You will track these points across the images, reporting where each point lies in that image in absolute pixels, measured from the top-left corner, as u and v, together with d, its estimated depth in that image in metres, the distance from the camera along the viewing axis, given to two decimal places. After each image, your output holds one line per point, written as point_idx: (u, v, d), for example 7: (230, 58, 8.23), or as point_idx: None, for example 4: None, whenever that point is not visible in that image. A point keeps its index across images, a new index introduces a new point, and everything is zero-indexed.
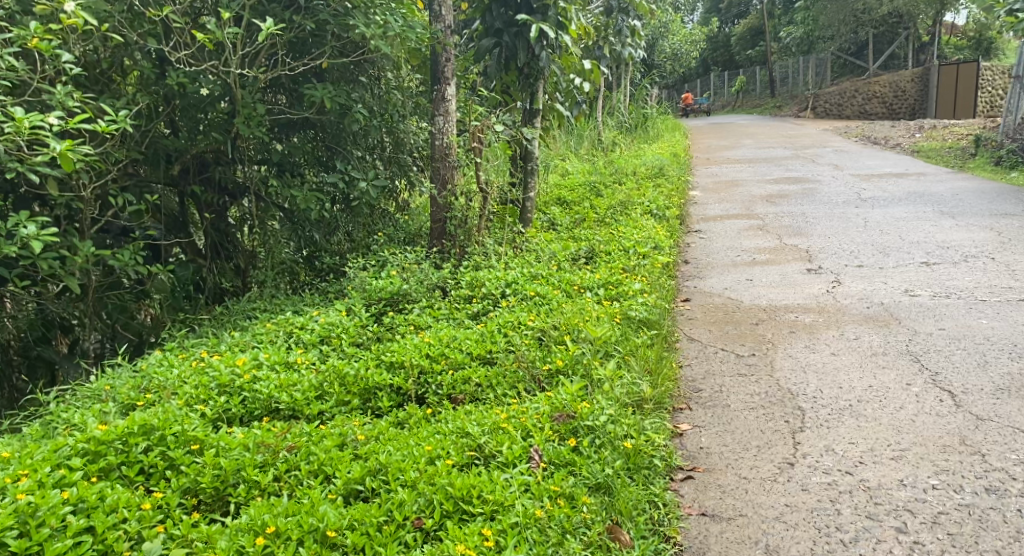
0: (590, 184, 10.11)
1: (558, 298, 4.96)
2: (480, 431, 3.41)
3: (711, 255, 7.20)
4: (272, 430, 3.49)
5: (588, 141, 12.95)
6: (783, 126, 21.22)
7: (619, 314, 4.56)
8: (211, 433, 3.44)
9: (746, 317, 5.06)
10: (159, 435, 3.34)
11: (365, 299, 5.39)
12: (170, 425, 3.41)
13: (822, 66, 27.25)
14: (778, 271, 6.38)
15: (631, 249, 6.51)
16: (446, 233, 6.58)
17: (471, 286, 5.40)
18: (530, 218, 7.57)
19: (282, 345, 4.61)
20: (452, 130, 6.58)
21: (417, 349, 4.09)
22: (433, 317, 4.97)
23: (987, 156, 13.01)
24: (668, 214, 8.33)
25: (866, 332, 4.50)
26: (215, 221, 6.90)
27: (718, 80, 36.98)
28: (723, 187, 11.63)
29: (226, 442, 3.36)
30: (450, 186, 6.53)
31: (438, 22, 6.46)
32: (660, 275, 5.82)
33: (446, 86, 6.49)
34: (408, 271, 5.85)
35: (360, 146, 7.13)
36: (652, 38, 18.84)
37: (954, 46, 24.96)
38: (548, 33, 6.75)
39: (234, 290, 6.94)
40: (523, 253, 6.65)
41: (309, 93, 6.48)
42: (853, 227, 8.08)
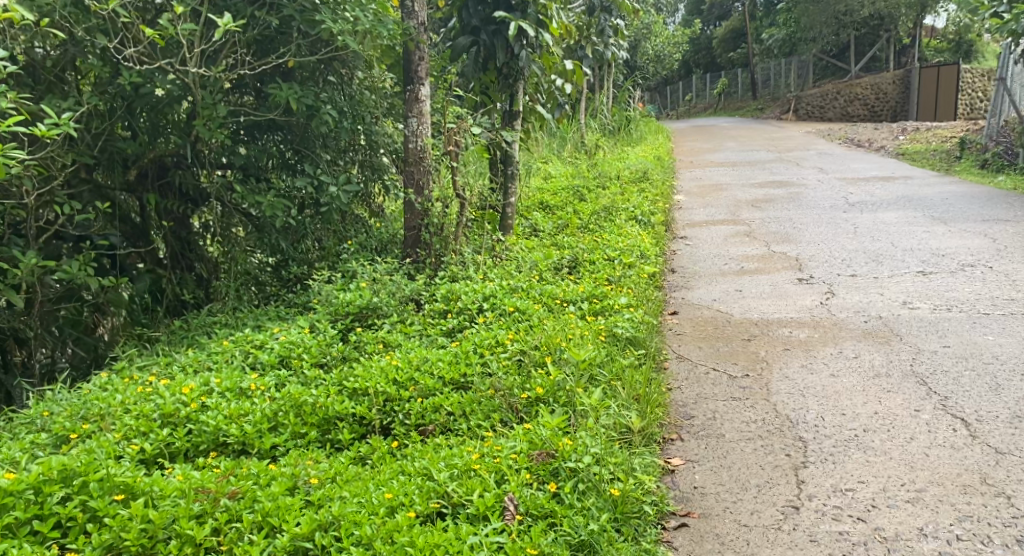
0: (573, 187, 9.82)
1: (538, 311, 4.66)
2: (448, 476, 3.10)
3: (698, 263, 6.91)
4: (216, 471, 3.16)
5: (569, 144, 12.66)
6: (767, 128, 21.03)
7: (604, 331, 4.26)
8: (143, 476, 3.10)
9: (737, 332, 4.77)
10: (80, 483, 2.98)
11: (331, 313, 5.07)
12: (93, 470, 3.05)
13: (804, 68, 27.11)
14: (768, 281, 6.10)
15: (616, 259, 6.21)
16: (421, 242, 6.22)
17: (445, 298, 5.09)
18: (510, 225, 7.25)
19: (240, 366, 4.29)
20: (427, 133, 6.23)
21: (383, 373, 3.78)
22: (405, 334, 4.65)
23: (973, 159, 12.82)
24: (653, 220, 8.04)
25: (866, 349, 4.21)
26: (176, 228, 6.58)
27: (700, 82, 36.81)
28: (709, 191, 11.37)
29: (159, 488, 3.01)
30: (425, 192, 6.20)
31: (410, 19, 6.12)
32: (645, 287, 5.53)
33: (419, 86, 6.17)
34: (380, 282, 5.50)
35: (331, 149, 6.79)
36: (635, 39, 18.59)
37: (935, 48, 24.89)
38: (528, 30, 6.43)
39: (197, 302, 6.59)
40: (502, 262, 6.33)
41: (275, 94, 6.14)
42: (844, 233, 7.81)
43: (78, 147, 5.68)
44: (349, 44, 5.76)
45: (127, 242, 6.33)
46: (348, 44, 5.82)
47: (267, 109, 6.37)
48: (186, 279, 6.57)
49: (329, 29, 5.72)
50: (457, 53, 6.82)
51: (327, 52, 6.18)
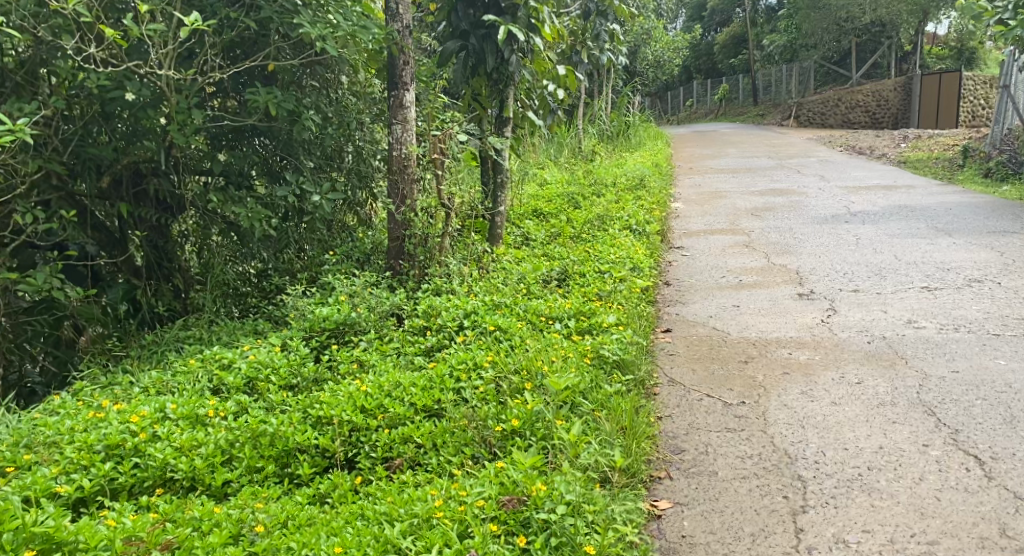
0: (568, 194, 9.57)
1: (521, 329, 4.41)
2: (406, 527, 2.87)
3: (693, 275, 6.66)
4: (154, 516, 2.95)
5: (566, 149, 12.41)
6: (767, 134, 20.79)
7: (590, 354, 4.01)
8: (68, 524, 2.87)
9: (733, 353, 4.50)
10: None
11: (305, 328, 4.80)
12: (10, 520, 2.82)
13: (805, 74, 26.85)
14: (767, 296, 5.84)
15: (607, 272, 5.96)
16: (404, 253, 5.97)
17: (425, 312, 4.83)
18: (499, 234, 6.99)
19: (203, 387, 4.04)
20: (412, 140, 5.98)
21: (349, 400, 3.56)
22: (381, 352, 4.40)
23: (976, 168, 12.56)
24: (648, 230, 7.79)
25: (870, 374, 3.96)
26: (152, 237, 6.23)
27: (701, 88, 36.57)
28: (707, 199, 11.13)
29: (83, 539, 2.80)
30: (409, 202, 5.94)
31: (395, 22, 5.88)
32: (637, 303, 5.28)
33: (403, 91, 5.91)
34: (359, 296, 5.24)
35: (313, 155, 6.53)
36: (635, 43, 18.37)
37: (936, 55, 24.65)
38: (518, 34, 6.17)
39: (173, 315, 6.30)
40: (489, 274, 6.09)
41: (253, 99, 5.89)
42: (845, 244, 7.55)
43: (45, 153, 5.48)
44: (329, 48, 5.52)
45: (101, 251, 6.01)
46: (329, 48, 5.58)
47: (246, 115, 6.12)
48: (162, 290, 6.25)
49: (308, 31, 5.47)
50: (444, 57, 6.55)
51: (307, 55, 5.96)
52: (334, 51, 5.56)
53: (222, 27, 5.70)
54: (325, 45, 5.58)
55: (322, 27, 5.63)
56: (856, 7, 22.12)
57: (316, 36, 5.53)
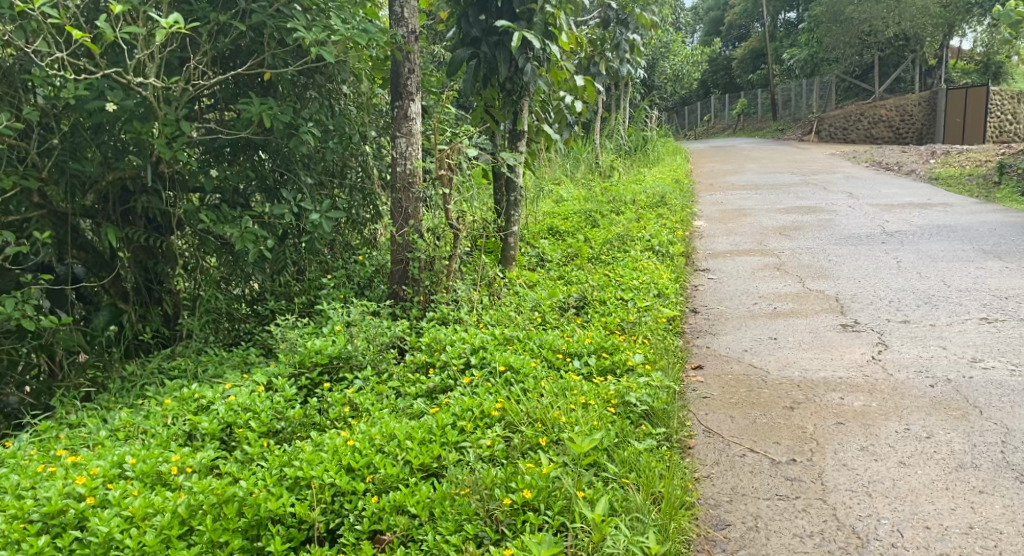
0: (586, 211, 9.07)
1: (537, 368, 3.92)
2: None
3: (722, 301, 6.15)
4: None
5: (583, 165, 11.95)
6: (788, 150, 20.23)
7: (613, 406, 3.55)
8: None
9: (775, 397, 3.98)
10: None
11: (295, 361, 4.29)
12: None
13: (826, 89, 26.25)
14: (806, 327, 5.31)
15: (629, 301, 5.47)
16: (408, 277, 5.48)
17: (428, 347, 4.33)
18: (512, 256, 6.52)
19: (173, 433, 3.55)
20: (418, 154, 5.50)
21: (333, 457, 3.14)
22: (377, 392, 3.91)
23: (1013, 186, 11.94)
24: (671, 251, 7.29)
25: (940, 426, 3.50)
26: (141, 257, 5.77)
27: (718, 103, 36.00)
28: (732, 217, 10.64)
29: None
30: (413, 221, 5.46)
31: (399, 26, 5.39)
32: (663, 336, 4.79)
33: (408, 102, 5.44)
34: (356, 325, 4.76)
35: (313, 171, 6.08)
36: (652, 57, 17.91)
37: (962, 70, 24.05)
38: (532, 42, 5.69)
39: (161, 341, 5.83)
40: (499, 301, 5.61)
41: (245, 109, 5.43)
42: (885, 268, 7.03)
43: (23, 168, 5.07)
44: (325, 54, 5.04)
45: (88, 273, 5.58)
46: (324, 53, 5.11)
47: (239, 126, 5.65)
48: (151, 314, 5.79)
49: (303, 35, 5.00)
50: (453, 64, 6.12)
51: (305, 61, 5.50)
52: (331, 57, 5.08)
53: (212, 31, 5.26)
54: (320, 50, 5.11)
55: (319, 31, 5.16)
56: (879, 21, 21.53)
57: (312, 40, 5.06)
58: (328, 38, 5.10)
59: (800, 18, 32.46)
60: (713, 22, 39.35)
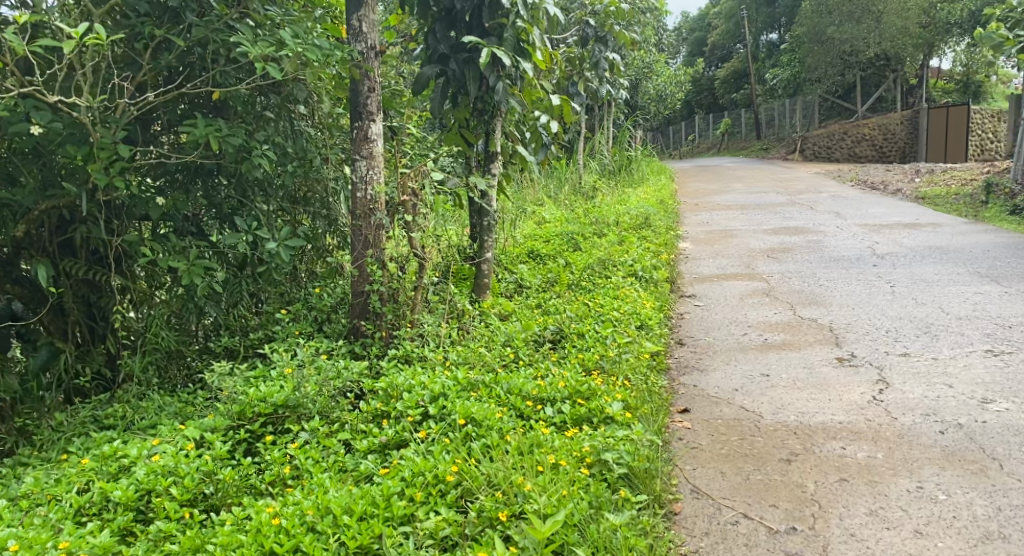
0: (567, 234, 8.67)
1: (503, 419, 3.53)
2: None
3: (709, 332, 5.74)
4: None
5: (566, 186, 11.55)
6: (773, 169, 19.92)
7: (586, 468, 3.19)
8: None
9: (771, 447, 3.57)
10: None
11: (232, 411, 3.84)
12: None
13: (809, 108, 26.04)
14: (800, 361, 4.91)
15: (610, 333, 5.05)
16: (369, 312, 5.02)
17: (384, 392, 3.92)
18: (486, 284, 6.10)
19: (81, 504, 3.14)
20: (380, 179, 5.07)
21: (252, 543, 2.81)
22: (323, 448, 3.52)
23: (1000, 205, 11.63)
24: (656, 276, 6.88)
25: (957, 485, 3.16)
26: (83, 290, 5.27)
27: (702, 123, 35.82)
28: (717, 238, 10.29)
29: None
30: (377, 251, 5.03)
31: (357, 41, 4.99)
32: (647, 375, 4.37)
33: (369, 122, 5.02)
34: (308, 367, 4.34)
35: (270, 197, 5.66)
36: (635, 76, 17.62)
37: (943, 89, 23.93)
38: (503, 57, 5.32)
39: (99, 384, 5.33)
40: (469, 336, 5.18)
41: (189, 132, 5.00)
42: (880, 293, 6.67)
43: None
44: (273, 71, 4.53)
45: (24, 309, 5.06)
46: (272, 70, 4.62)
47: (186, 149, 5.23)
48: (93, 353, 5.31)
49: (247, 51, 4.58)
50: (421, 83, 5.69)
51: (256, 79, 5.09)
52: (279, 74, 4.58)
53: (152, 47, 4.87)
54: (268, 68, 4.61)
55: (266, 46, 4.71)
56: (859, 41, 21.31)
57: (258, 56, 4.60)
58: (275, 53, 4.64)
59: (781, 38, 32.34)
60: (696, 42, 39.28)
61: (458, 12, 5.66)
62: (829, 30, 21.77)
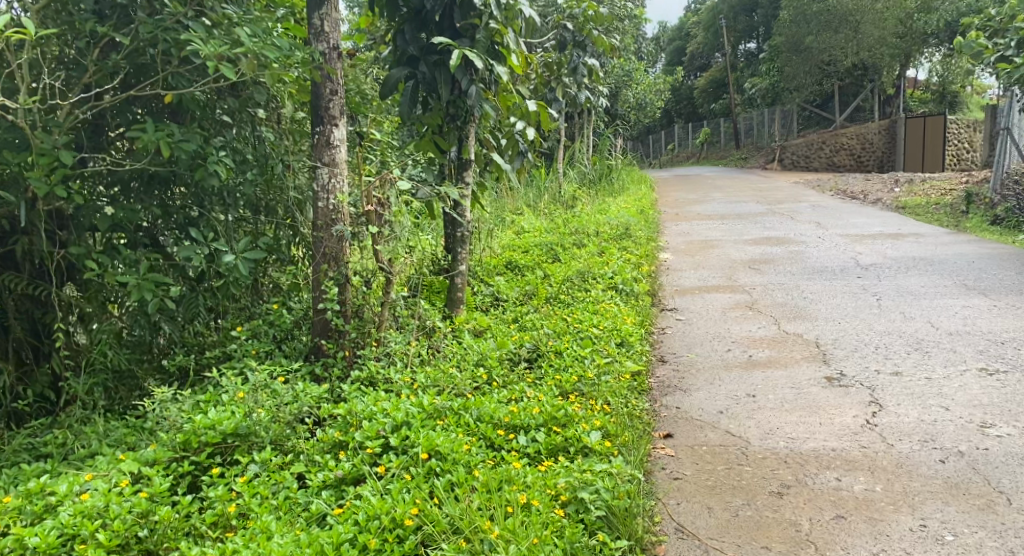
0: (546, 243, 8.42)
1: (471, 452, 3.27)
2: None
3: (692, 348, 5.51)
4: None
5: (545, 195, 11.30)
6: (753, 179, 19.79)
7: (559, 508, 2.94)
8: None
9: (759, 477, 3.35)
10: None
11: (176, 442, 3.62)
12: None
13: (787, 117, 25.95)
14: (787, 380, 4.69)
15: (587, 351, 4.80)
16: (331, 328, 4.75)
17: (343, 420, 3.66)
18: (460, 298, 5.80)
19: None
20: (344, 188, 4.79)
21: None
22: (274, 483, 3.30)
23: (982, 215, 11.48)
24: (637, 289, 6.64)
25: (963, 524, 2.99)
26: (26, 306, 4.97)
27: (682, 132, 35.76)
28: (698, 248, 10.08)
29: None
30: (343, 264, 4.75)
31: (319, 41, 4.72)
32: (626, 397, 4.13)
33: (331, 127, 4.75)
34: (264, 392, 4.08)
35: (230, 207, 5.35)
36: (615, 85, 17.49)
37: (920, 99, 23.95)
38: (475, 60, 5.08)
39: (43, 407, 5.03)
40: (440, 355, 4.92)
41: (139, 136, 4.69)
42: (866, 306, 6.46)
43: None
44: (227, 70, 4.20)
45: None
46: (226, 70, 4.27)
47: (137, 157, 4.94)
48: (36, 373, 5.03)
49: (197, 49, 4.27)
50: (390, 86, 5.38)
51: (211, 81, 4.78)
52: (233, 74, 4.26)
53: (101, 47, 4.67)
54: (221, 66, 4.28)
55: (219, 44, 4.41)
56: (837, 51, 21.27)
57: (209, 55, 4.29)
58: (228, 51, 4.33)
59: (760, 48, 32.35)
60: (676, 52, 39.29)
61: (428, 12, 5.40)
62: (807, 40, 21.69)
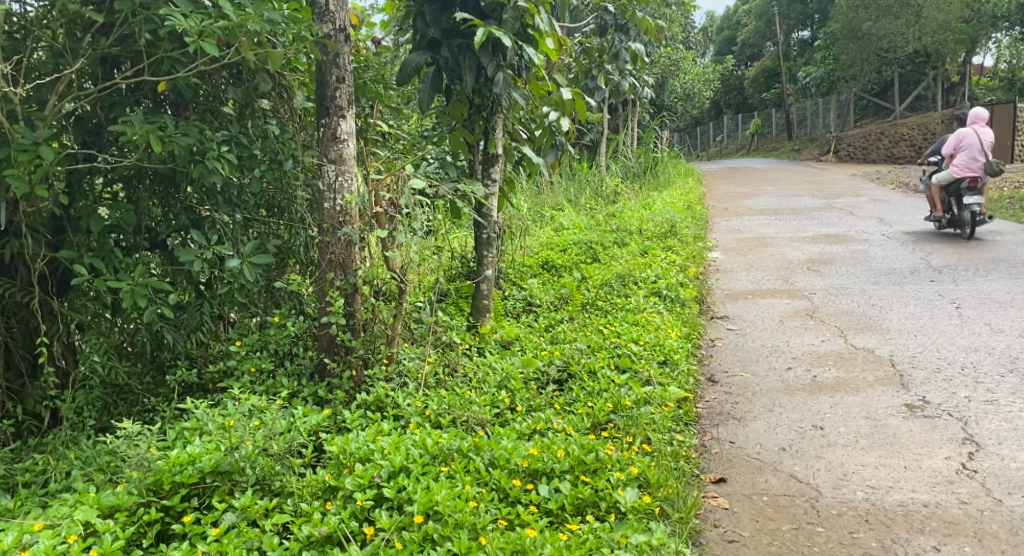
0: (586, 242, 7.82)
1: (478, 510, 2.89)
2: None
3: (746, 364, 4.91)
4: None
5: (587, 190, 10.64)
6: (807, 171, 18.86)
7: None
8: None
9: (836, 543, 2.93)
10: None
11: (146, 482, 3.12)
12: None
13: (843, 107, 24.88)
14: (857, 406, 4.07)
15: (622, 373, 4.26)
16: (338, 344, 4.21)
17: (335, 460, 3.13)
18: (486, 306, 5.25)
19: None
20: (352, 187, 4.24)
21: None
22: (247, 538, 2.82)
23: None
24: (683, 294, 6.02)
25: None
26: (20, 314, 4.40)
27: (732, 123, 34.71)
28: (750, 247, 9.40)
29: None
30: (351, 271, 4.21)
31: (323, 22, 4.20)
32: (667, 433, 3.59)
33: (338, 119, 4.20)
34: (255, 420, 3.55)
35: (237, 208, 4.83)
36: (662, 74, 16.75)
37: (986, 87, 22.72)
38: (503, 40, 4.50)
39: (32, 427, 4.43)
40: (459, 373, 4.40)
41: (124, 130, 4.16)
42: (944, 315, 5.76)
43: None
44: (209, 46, 3.72)
45: None
46: (208, 47, 3.78)
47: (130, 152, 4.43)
48: (29, 388, 4.45)
49: (177, 24, 3.78)
50: (408, 71, 4.81)
51: (201, 65, 4.26)
52: (216, 52, 3.78)
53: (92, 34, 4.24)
54: (202, 43, 3.80)
55: (205, 19, 3.92)
56: (898, 37, 20.14)
57: (191, 30, 3.80)
58: (212, 27, 3.84)
59: (814, 36, 31.14)
60: (726, 41, 38.14)
61: None
62: (864, 26, 20.68)
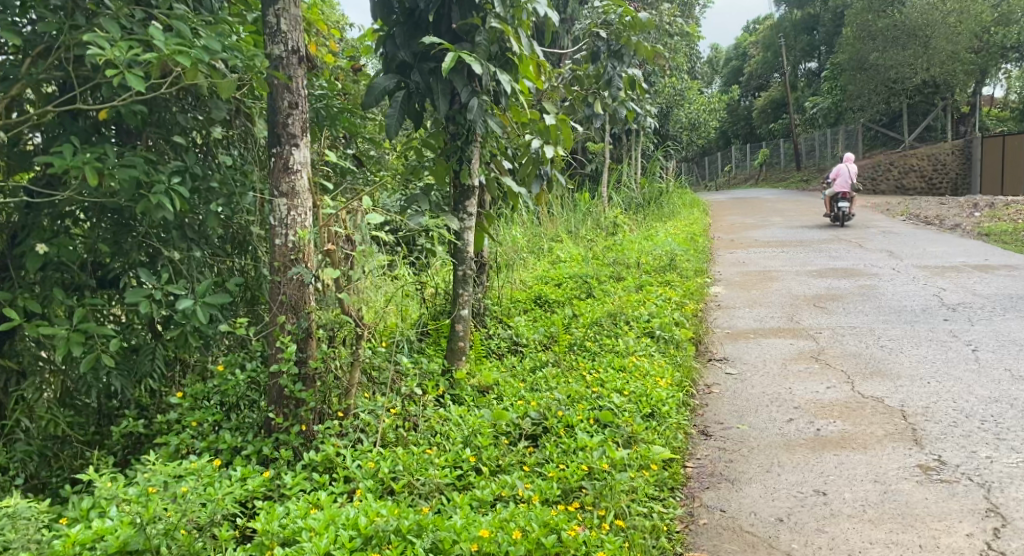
0: (584, 276, 7.40)
1: None
2: None
3: (743, 414, 4.48)
4: None
5: (587, 221, 10.22)
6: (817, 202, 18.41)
7: None
8: None
9: None
10: None
11: None
12: None
13: (852, 137, 24.51)
14: (866, 466, 3.64)
15: (603, 429, 3.85)
16: (289, 396, 3.81)
17: (256, 542, 2.79)
18: (461, 348, 4.83)
19: None
20: (304, 222, 3.84)
21: None
22: None
23: None
24: (678, 335, 5.60)
25: None
26: None
27: (740, 154, 34.38)
28: (754, 281, 8.99)
29: None
30: (303, 315, 3.82)
31: (274, 43, 3.79)
32: (643, 508, 3.20)
33: (290, 148, 3.81)
34: (186, 485, 3.13)
35: (196, 246, 4.38)
36: (666, 104, 16.37)
37: (997, 118, 22.38)
38: (472, 64, 4.16)
39: None
40: (423, 427, 3.99)
41: (56, 160, 3.76)
42: (960, 360, 5.31)
43: None
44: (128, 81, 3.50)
45: None
46: (131, 79, 3.55)
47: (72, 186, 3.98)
48: None
49: (99, 53, 3.51)
50: (374, 94, 4.43)
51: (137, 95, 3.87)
52: (139, 85, 3.55)
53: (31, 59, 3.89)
54: (125, 74, 3.56)
55: (133, 47, 3.68)
56: (905, 68, 19.73)
57: (115, 61, 3.56)
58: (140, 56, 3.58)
59: (822, 67, 30.83)
60: (732, 71, 37.84)
61: (421, 12, 4.56)
62: (872, 57, 20.33)
